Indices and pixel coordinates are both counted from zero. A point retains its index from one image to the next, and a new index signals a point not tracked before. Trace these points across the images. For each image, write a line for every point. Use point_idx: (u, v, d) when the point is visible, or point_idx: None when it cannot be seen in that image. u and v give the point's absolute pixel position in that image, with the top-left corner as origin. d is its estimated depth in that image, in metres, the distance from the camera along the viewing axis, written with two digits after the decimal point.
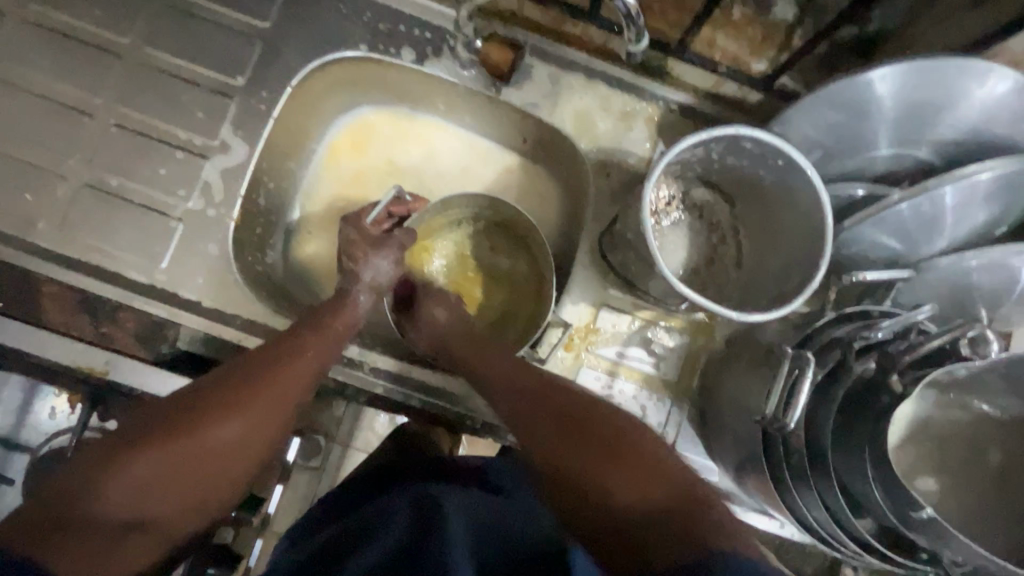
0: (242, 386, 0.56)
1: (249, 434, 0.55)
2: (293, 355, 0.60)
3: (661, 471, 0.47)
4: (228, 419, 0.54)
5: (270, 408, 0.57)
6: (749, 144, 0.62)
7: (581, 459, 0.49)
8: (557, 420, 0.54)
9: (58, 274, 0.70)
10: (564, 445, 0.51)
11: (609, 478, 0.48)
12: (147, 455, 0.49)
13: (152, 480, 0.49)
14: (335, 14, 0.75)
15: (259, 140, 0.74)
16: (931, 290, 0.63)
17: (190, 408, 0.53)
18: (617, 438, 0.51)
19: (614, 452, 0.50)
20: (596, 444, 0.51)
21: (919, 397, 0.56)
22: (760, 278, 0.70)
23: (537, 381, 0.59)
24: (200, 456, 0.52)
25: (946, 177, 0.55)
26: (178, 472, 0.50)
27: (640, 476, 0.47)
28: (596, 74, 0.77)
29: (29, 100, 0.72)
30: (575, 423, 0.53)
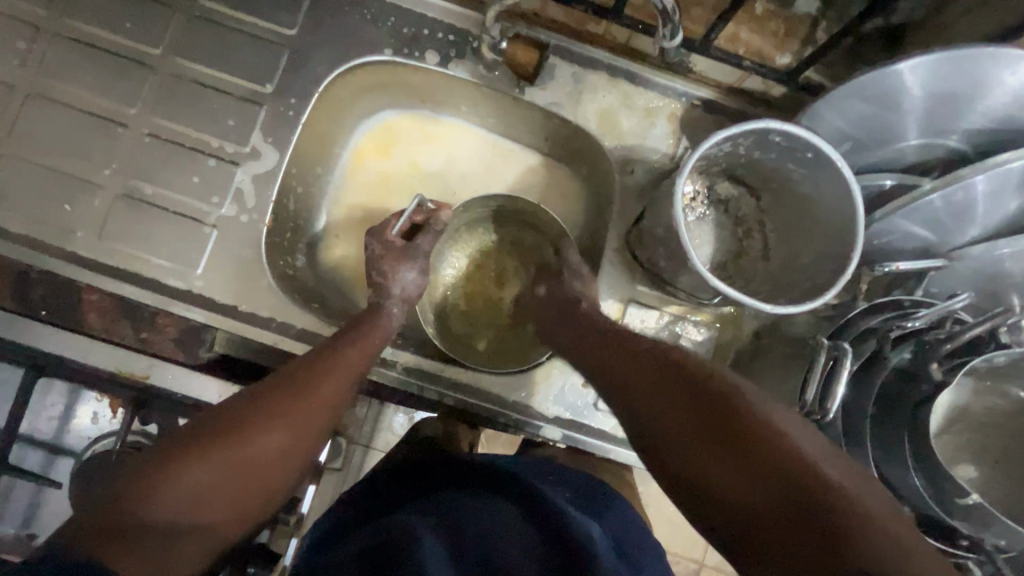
0: (288, 393, 0.56)
1: (293, 441, 0.55)
2: (336, 361, 0.60)
3: (788, 461, 0.42)
4: (275, 426, 0.54)
5: (313, 415, 0.57)
6: (777, 139, 0.62)
7: (713, 448, 0.45)
8: (694, 409, 0.48)
9: (98, 282, 0.71)
10: (725, 469, 0.44)
11: (729, 475, 0.43)
12: (200, 462, 0.49)
13: (204, 488, 0.49)
14: (359, 20, 0.76)
15: (289, 145, 0.75)
16: (963, 278, 0.63)
17: (238, 415, 0.53)
18: (792, 457, 0.42)
19: (751, 454, 0.43)
20: (761, 465, 0.42)
21: (957, 387, 0.56)
22: (788, 270, 0.71)
23: (680, 387, 0.50)
24: (250, 463, 0.52)
25: (978, 166, 0.55)
26: (229, 480, 0.50)
27: (762, 470, 0.42)
28: (619, 72, 0.78)
29: (65, 113, 0.73)
30: (725, 438, 0.45)
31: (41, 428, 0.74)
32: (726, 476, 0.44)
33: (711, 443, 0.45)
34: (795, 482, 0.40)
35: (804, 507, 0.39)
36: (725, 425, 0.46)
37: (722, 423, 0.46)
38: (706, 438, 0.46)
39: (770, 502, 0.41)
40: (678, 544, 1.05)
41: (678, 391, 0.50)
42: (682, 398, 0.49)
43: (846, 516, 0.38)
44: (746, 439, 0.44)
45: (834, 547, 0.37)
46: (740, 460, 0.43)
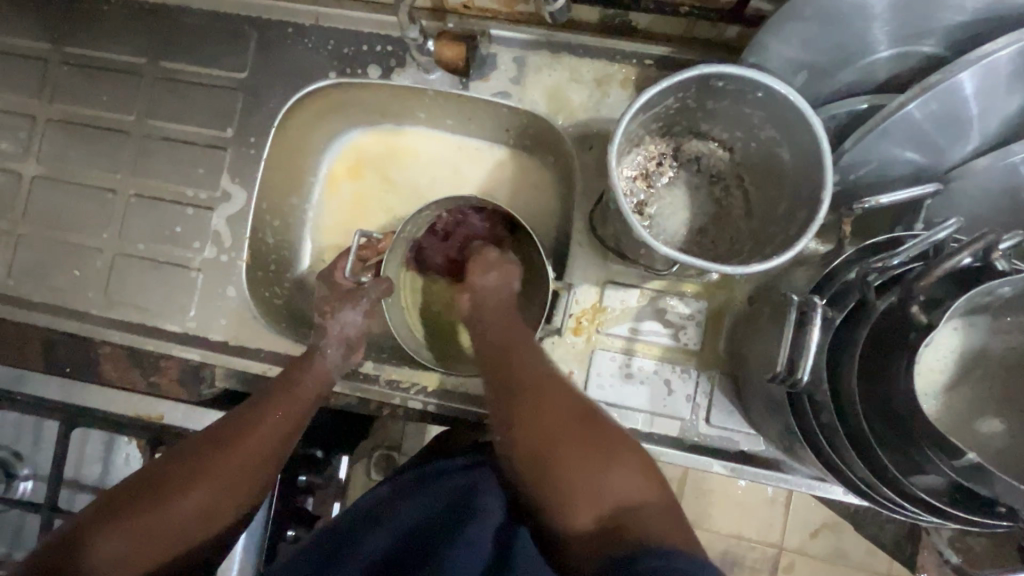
0: (206, 455, 0.56)
1: (214, 503, 0.54)
2: (269, 411, 0.61)
3: (618, 464, 0.51)
4: (193, 490, 0.53)
5: (240, 469, 0.56)
6: (720, 83, 0.57)
7: (564, 450, 0.52)
8: (548, 412, 0.55)
9: (108, 334, 0.78)
10: (556, 448, 0.52)
11: (577, 470, 0.51)
12: (111, 534, 0.50)
13: (119, 555, 0.49)
14: (302, 50, 0.78)
15: (255, 182, 0.79)
16: (970, 199, 0.54)
17: (162, 479, 0.53)
18: (597, 437, 0.53)
19: (595, 448, 0.52)
20: (576, 445, 0.52)
21: (964, 328, 0.48)
22: (771, 222, 0.65)
23: (539, 385, 0.57)
24: (166, 528, 0.51)
25: (953, 66, 0.47)
26: (141, 548, 0.50)
27: (604, 474, 0.51)
28: (561, 48, 0.74)
29: (65, 188, 0.81)
30: (556, 428, 0.53)
31: (90, 472, 0.77)
32: (560, 460, 0.52)
33: (564, 448, 0.52)
34: (600, 460, 0.51)
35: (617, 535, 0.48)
36: (560, 415, 0.54)
37: (567, 414, 0.54)
38: (551, 433, 0.53)
39: (584, 481, 0.50)
40: None
41: (536, 381, 0.58)
42: (536, 395, 0.56)
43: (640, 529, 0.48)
44: (594, 439, 0.53)
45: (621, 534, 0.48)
46: (587, 461, 0.51)
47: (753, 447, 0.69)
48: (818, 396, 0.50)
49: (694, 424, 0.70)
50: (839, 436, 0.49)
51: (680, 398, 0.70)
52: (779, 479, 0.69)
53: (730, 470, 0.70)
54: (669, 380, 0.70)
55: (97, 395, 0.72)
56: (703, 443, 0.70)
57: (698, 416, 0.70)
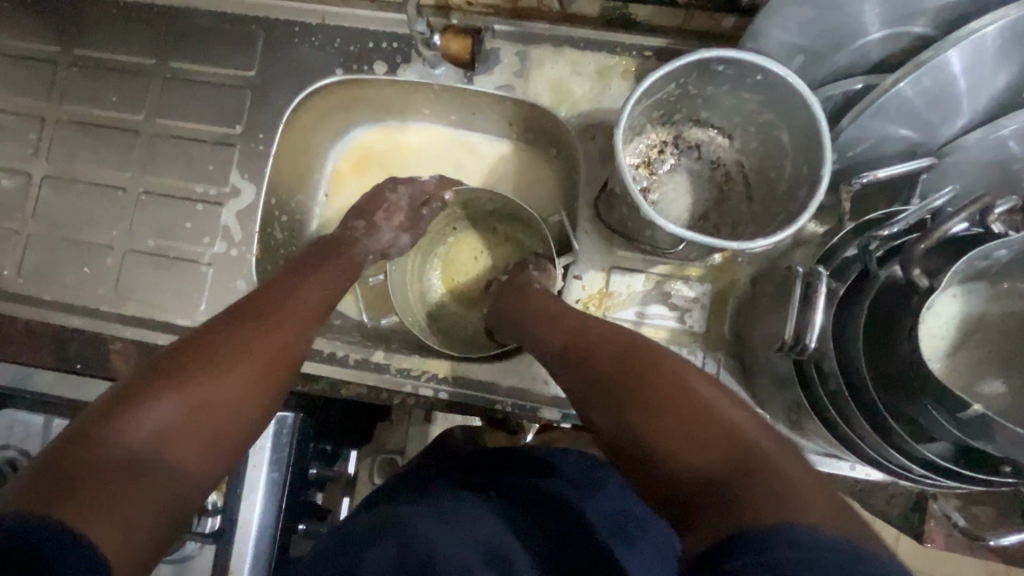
0: (235, 333, 0.52)
1: (249, 390, 0.49)
2: (291, 303, 0.59)
3: (714, 427, 0.42)
4: (228, 362, 0.49)
5: (272, 347, 0.53)
6: (720, 67, 0.59)
7: (637, 420, 0.45)
8: (620, 381, 0.49)
9: (119, 330, 0.79)
10: (635, 423, 0.46)
11: (658, 440, 0.44)
12: (152, 396, 0.44)
13: (167, 424, 0.44)
14: (308, 47, 0.80)
15: (264, 178, 0.80)
16: (963, 173, 0.56)
17: (190, 355, 0.48)
18: (694, 403, 0.45)
19: (673, 415, 0.44)
20: (669, 414, 0.44)
21: (964, 294, 0.50)
22: (772, 204, 0.67)
23: (613, 353, 0.52)
24: (202, 415, 0.46)
25: (943, 44, 0.49)
26: (176, 439, 0.44)
27: (688, 435, 0.42)
28: (562, 41, 0.76)
29: (75, 187, 0.82)
30: (630, 396, 0.47)
31: None
32: (640, 430, 0.45)
33: (637, 418, 0.46)
34: (692, 425, 0.43)
35: (718, 502, 0.38)
36: (642, 384, 0.48)
37: (635, 377, 0.48)
38: (633, 403, 0.47)
39: (674, 448, 0.43)
40: None
41: (595, 354, 0.53)
42: (602, 366, 0.51)
43: (754, 489, 0.38)
44: (674, 404, 0.45)
45: (723, 504, 0.38)
46: (666, 425, 0.44)
47: None
48: (825, 365, 0.52)
49: None
50: (848, 404, 0.51)
51: None
52: None
53: None
54: None
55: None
56: None
57: None
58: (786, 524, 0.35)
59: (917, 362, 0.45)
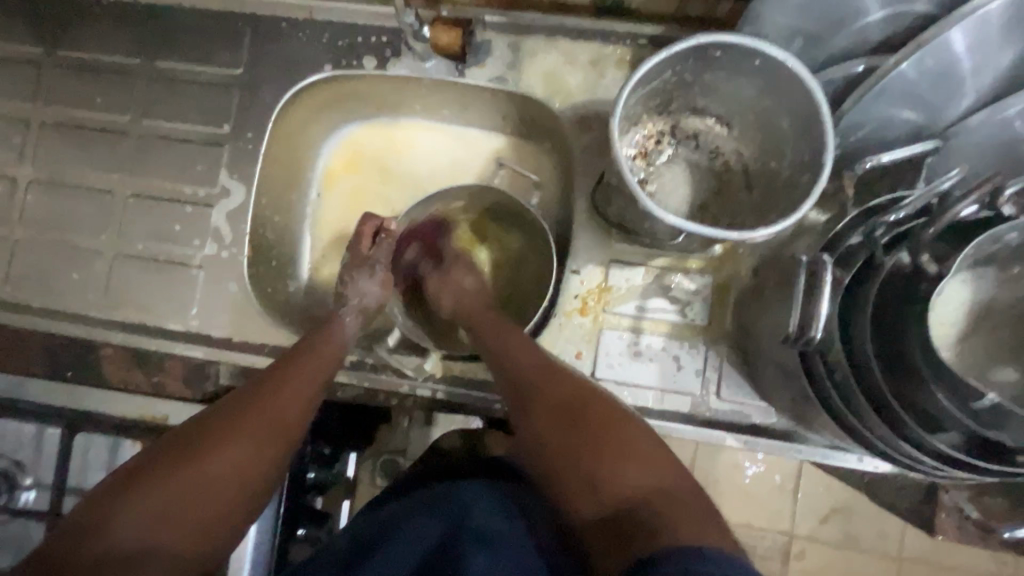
0: (237, 408, 0.55)
1: (254, 457, 0.53)
2: (289, 376, 0.60)
3: (634, 456, 0.50)
4: (219, 446, 0.52)
5: (263, 424, 0.55)
6: (717, 52, 0.58)
7: (571, 444, 0.53)
8: (560, 413, 0.55)
9: (110, 336, 0.77)
10: (569, 450, 0.52)
11: (587, 465, 0.51)
12: (144, 489, 0.48)
13: (157, 510, 0.47)
14: (296, 43, 0.79)
15: (254, 177, 0.78)
16: (968, 155, 0.55)
17: (187, 440, 0.52)
18: (617, 435, 0.52)
19: (604, 443, 0.51)
20: (597, 447, 0.51)
21: (974, 279, 0.49)
22: (773, 192, 0.65)
23: (553, 380, 0.58)
24: (184, 499, 0.48)
25: (946, 21, 0.48)
26: (171, 519, 0.48)
27: (618, 468, 0.50)
28: (555, 31, 0.74)
29: (62, 191, 0.80)
30: (571, 427, 0.53)
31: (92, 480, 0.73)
32: (570, 457, 0.52)
33: (570, 444, 0.53)
34: (619, 454, 0.50)
35: (635, 526, 0.46)
36: (576, 415, 0.54)
37: (573, 407, 0.55)
38: (573, 436, 0.53)
39: (603, 473, 0.50)
40: (755, 514, 0.96)
41: (543, 382, 0.58)
42: (546, 396, 0.57)
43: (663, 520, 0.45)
44: (604, 437, 0.52)
45: (636, 531, 0.46)
46: (601, 452, 0.51)
47: (765, 420, 0.69)
48: (831, 355, 0.50)
49: (705, 399, 0.70)
50: (857, 395, 0.49)
51: (690, 374, 0.70)
52: (792, 450, 0.69)
53: (743, 444, 0.69)
54: (678, 356, 0.70)
55: (100, 398, 0.71)
56: (715, 418, 0.70)
57: (708, 391, 0.70)
58: (687, 544, 0.43)
59: (928, 350, 0.44)
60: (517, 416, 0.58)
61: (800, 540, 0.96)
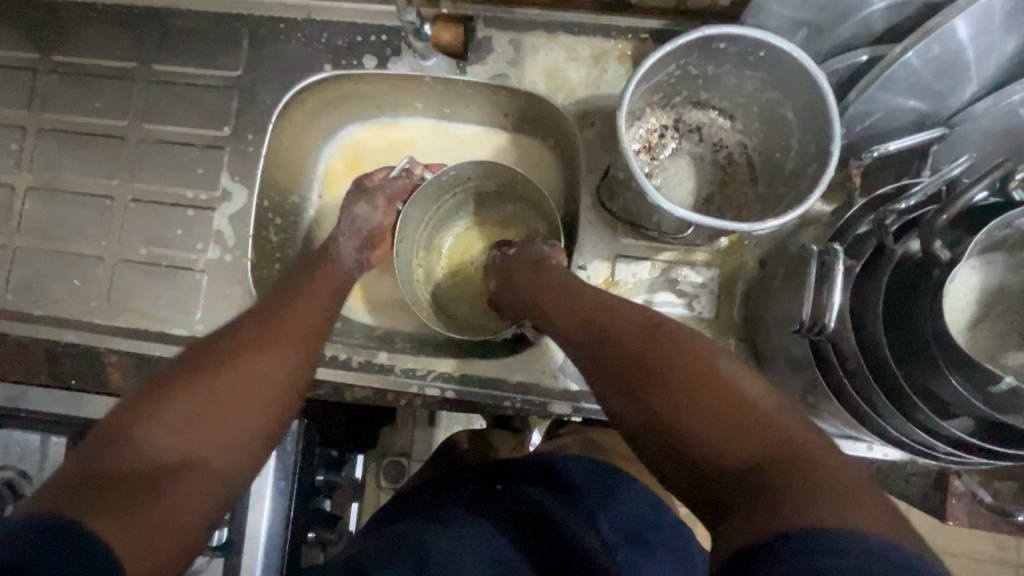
0: (262, 330, 0.54)
1: (287, 370, 0.52)
2: (300, 302, 0.61)
3: (746, 404, 0.39)
4: (246, 361, 0.50)
5: (286, 343, 0.54)
6: (721, 45, 0.58)
7: (660, 397, 0.42)
8: (638, 358, 0.45)
9: (114, 343, 0.77)
10: (659, 401, 0.42)
11: (690, 420, 0.40)
12: (171, 398, 0.45)
13: (186, 420, 0.44)
14: (296, 43, 0.78)
15: (256, 180, 0.78)
16: (973, 143, 0.55)
17: (209, 355, 0.50)
18: (720, 383, 0.41)
19: (703, 392, 0.41)
20: (707, 402, 0.40)
21: (984, 265, 0.50)
22: (778, 184, 0.65)
23: (623, 325, 0.49)
24: (214, 407, 0.46)
25: (950, 10, 0.48)
26: (203, 425, 0.45)
27: (722, 416, 0.39)
28: (556, 27, 0.74)
29: (60, 197, 0.80)
30: (656, 373, 0.43)
31: None
32: (667, 410, 0.41)
33: (659, 395, 0.42)
34: (726, 401, 0.40)
35: (766, 492, 0.35)
36: (677, 367, 0.43)
37: (649, 351, 0.45)
38: (660, 383, 0.42)
39: (706, 429, 0.39)
40: None
41: (610, 326, 0.49)
42: (616, 345, 0.47)
43: (799, 477, 0.35)
44: (701, 376, 0.41)
45: (767, 493, 0.35)
46: (698, 400, 0.40)
47: None
48: (843, 345, 0.50)
49: None
50: (871, 384, 0.49)
51: None
52: None
53: None
54: None
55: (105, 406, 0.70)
56: None
57: None
58: (831, 520, 0.32)
59: (942, 338, 0.44)
60: (591, 369, 0.48)
61: None
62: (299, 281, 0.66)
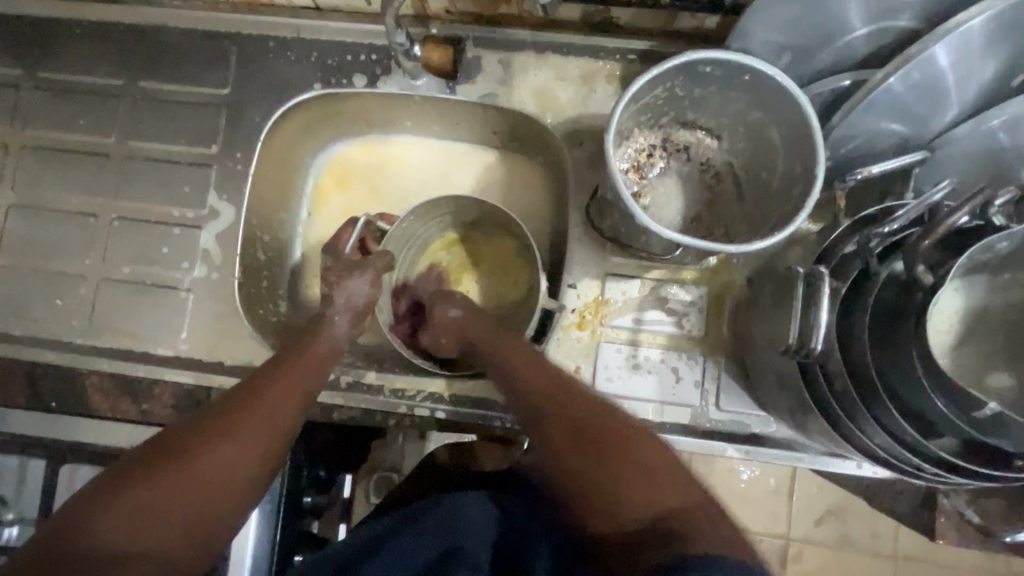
0: (229, 413, 0.53)
1: (244, 461, 0.51)
2: (295, 367, 0.60)
3: (655, 473, 0.47)
4: (220, 442, 0.50)
5: (265, 423, 0.54)
6: (708, 68, 0.59)
7: (588, 463, 0.49)
8: (572, 428, 0.51)
9: (96, 364, 0.75)
10: (584, 466, 0.49)
11: (604, 480, 0.48)
12: (135, 486, 0.46)
13: (148, 509, 0.46)
14: (285, 62, 0.78)
15: (244, 199, 0.77)
16: (954, 165, 0.56)
17: (186, 435, 0.50)
18: (632, 456, 0.48)
19: (620, 463, 0.48)
20: (604, 460, 0.49)
21: (966, 287, 0.51)
22: (765, 203, 0.66)
23: (567, 397, 0.54)
24: (178, 496, 0.47)
25: (929, 38, 0.49)
26: (151, 524, 0.46)
27: (639, 483, 0.47)
28: (545, 47, 0.75)
29: (43, 215, 0.78)
30: (585, 440, 0.50)
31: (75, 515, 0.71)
32: (589, 473, 0.49)
33: (588, 463, 0.49)
34: (635, 471, 0.47)
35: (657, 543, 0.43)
36: (589, 426, 0.51)
37: (583, 424, 0.51)
38: (582, 450, 0.50)
39: (624, 486, 0.47)
40: (754, 520, 0.97)
41: (555, 395, 0.54)
42: (553, 409, 0.53)
43: (689, 530, 0.43)
44: (618, 445, 0.49)
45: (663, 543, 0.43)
46: (615, 469, 0.48)
47: (765, 428, 0.70)
48: (830, 365, 0.51)
49: (705, 410, 0.70)
50: (858, 404, 0.49)
51: (689, 385, 0.70)
52: (793, 458, 0.69)
53: (744, 453, 0.70)
54: (677, 368, 0.71)
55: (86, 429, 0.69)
56: (715, 429, 0.70)
57: (708, 402, 0.70)
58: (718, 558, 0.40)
59: (927, 361, 0.45)
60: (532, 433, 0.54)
61: (799, 543, 0.96)
62: (290, 354, 0.62)
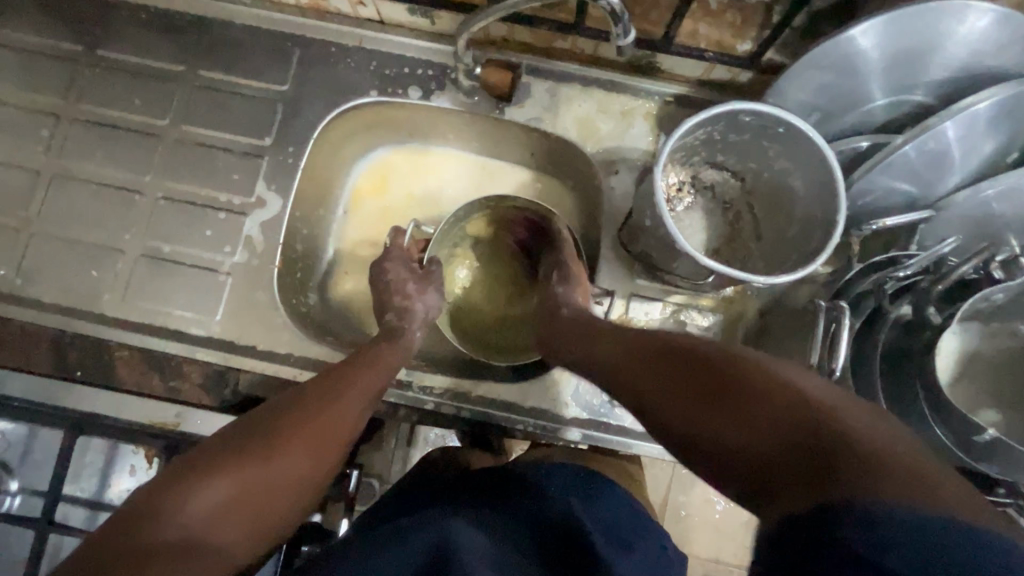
0: (302, 420, 0.56)
1: (309, 467, 0.54)
2: (358, 373, 0.63)
3: (775, 394, 0.43)
4: (293, 447, 0.53)
5: (331, 432, 0.57)
6: (747, 118, 0.65)
7: (698, 409, 0.46)
8: (682, 376, 0.49)
9: (126, 338, 0.76)
10: (696, 411, 0.46)
11: (723, 421, 0.44)
12: (216, 481, 0.48)
13: (226, 501, 0.48)
14: (345, 68, 0.82)
15: (292, 191, 0.80)
16: (953, 225, 0.64)
17: (263, 434, 0.53)
18: (746, 381, 0.45)
19: (733, 398, 0.45)
20: (718, 399, 0.45)
21: (962, 333, 0.57)
22: (783, 244, 0.73)
23: (665, 352, 0.53)
24: (253, 493, 0.50)
25: (943, 113, 0.57)
26: (229, 515, 0.48)
27: (760, 411, 0.42)
28: (591, 81, 0.81)
29: (87, 187, 0.80)
30: (708, 390, 0.46)
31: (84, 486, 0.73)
32: (707, 419, 0.45)
33: (698, 410, 0.46)
34: (761, 398, 0.43)
35: (814, 454, 0.37)
36: (691, 371, 0.49)
37: (681, 371, 0.50)
38: (697, 395, 0.47)
39: (743, 420, 0.43)
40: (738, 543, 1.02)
41: (653, 353, 0.54)
42: (644, 372, 0.53)
43: (846, 444, 0.37)
44: (726, 380, 0.46)
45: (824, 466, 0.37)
46: (732, 406, 0.44)
47: None
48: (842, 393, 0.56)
49: None
50: None
51: None
52: None
53: None
54: None
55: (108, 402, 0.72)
56: None
57: None
58: (907, 503, 0.33)
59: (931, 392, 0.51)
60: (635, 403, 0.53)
61: None
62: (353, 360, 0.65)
